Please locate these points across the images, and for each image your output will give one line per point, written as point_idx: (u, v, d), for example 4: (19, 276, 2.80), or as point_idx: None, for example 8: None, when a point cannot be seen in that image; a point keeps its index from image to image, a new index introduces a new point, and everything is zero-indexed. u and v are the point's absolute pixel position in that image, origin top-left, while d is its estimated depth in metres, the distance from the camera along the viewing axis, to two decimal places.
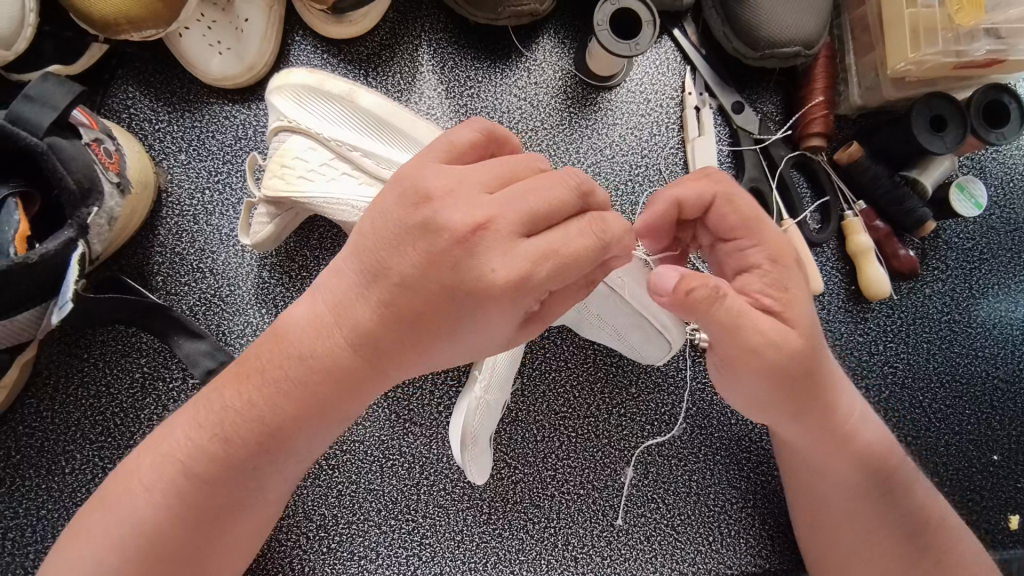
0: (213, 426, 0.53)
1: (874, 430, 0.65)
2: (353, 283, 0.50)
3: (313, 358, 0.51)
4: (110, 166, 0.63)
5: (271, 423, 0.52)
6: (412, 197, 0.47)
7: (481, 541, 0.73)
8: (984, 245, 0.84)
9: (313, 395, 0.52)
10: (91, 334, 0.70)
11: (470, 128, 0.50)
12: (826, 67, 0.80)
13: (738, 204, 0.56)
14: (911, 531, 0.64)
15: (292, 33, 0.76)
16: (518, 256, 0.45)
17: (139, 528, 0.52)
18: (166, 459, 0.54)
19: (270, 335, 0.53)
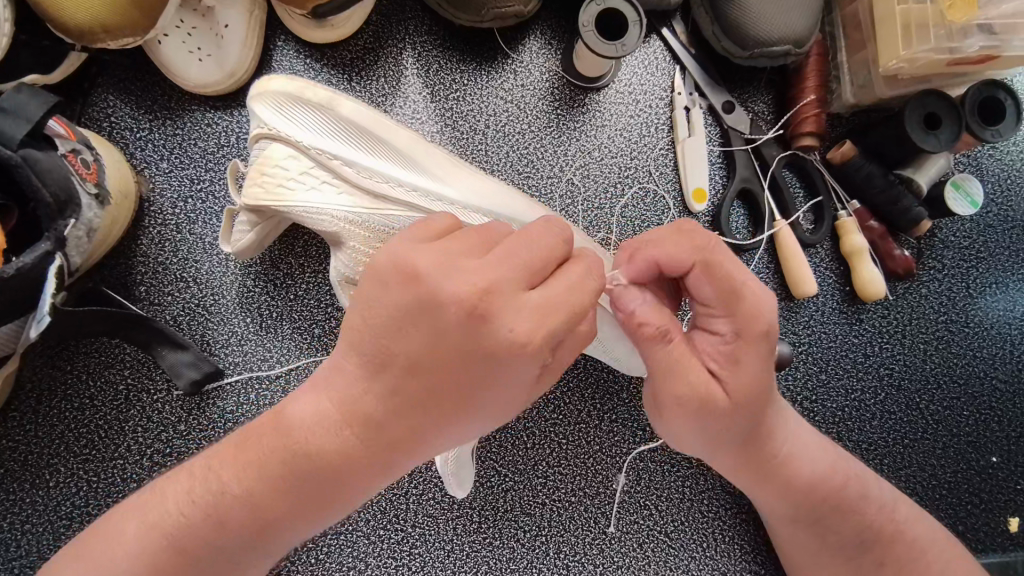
0: (206, 506, 0.51)
1: (832, 463, 0.65)
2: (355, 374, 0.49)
3: (327, 467, 0.50)
4: (87, 177, 0.62)
5: (268, 514, 0.51)
6: (411, 280, 0.46)
7: (471, 550, 0.72)
8: (982, 243, 0.83)
9: (317, 489, 0.50)
10: (73, 346, 0.70)
11: (445, 218, 0.52)
12: (818, 64, 0.78)
13: (716, 276, 0.52)
14: (856, 547, 0.66)
15: (274, 38, 0.75)
16: (527, 312, 0.46)
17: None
18: (154, 527, 0.52)
19: (272, 425, 0.51)
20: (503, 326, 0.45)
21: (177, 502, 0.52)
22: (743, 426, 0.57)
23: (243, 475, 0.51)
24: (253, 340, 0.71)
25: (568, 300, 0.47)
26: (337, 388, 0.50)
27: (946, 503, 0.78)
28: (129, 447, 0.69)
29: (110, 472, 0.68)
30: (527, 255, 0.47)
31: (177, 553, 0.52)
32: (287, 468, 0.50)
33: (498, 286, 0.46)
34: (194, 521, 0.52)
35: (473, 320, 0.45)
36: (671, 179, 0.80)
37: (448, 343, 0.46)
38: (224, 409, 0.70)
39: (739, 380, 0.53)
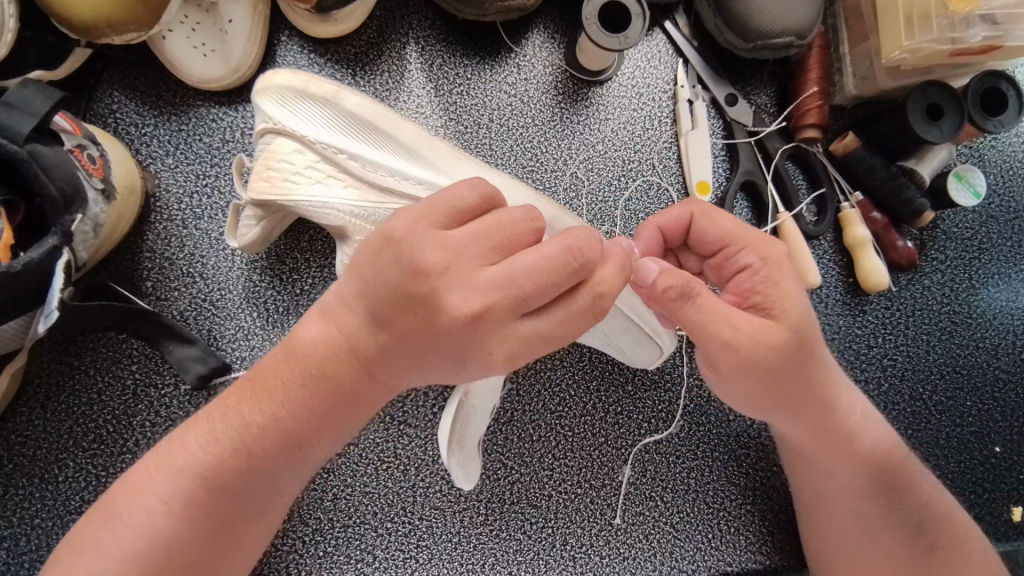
0: (233, 439, 0.54)
1: (886, 431, 0.67)
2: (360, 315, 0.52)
3: (337, 396, 0.54)
4: (93, 172, 0.62)
5: (287, 434, 0.54)
6: (412, 270, 0.48)
7: (478, 542, 0.73)
8: (984, 234, 0.83)
9: (329, 412, 0.55)
10: (81, 342, 0.70)
11: (472, 192, 0.51)
12: (820, 56, 0.79)
13: (720, 220, 0.59)
14: (911, 530, 0.64)
15: (278, 33, 0.75)
16: (513, 338, 0.49)
17: (148, 539, 0.52)
18: (183, 470, 0.53)
19: (282, 351, 0.55)
20: (490, 343, 0.49)
21: (206, 440, 0.54)
22: (816, 370, 0.59)
23: (259, 405, 0.54)
24: (260, 334, 0.71)
25: (556, 326, 0.49)
26: (346, 325, 0.53)
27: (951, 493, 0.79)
28: (136, 441, 0.69)
29: (118, 467, 0.69)
30: (533, 284, 0.47)
31: (206, 485, 0.53)
32: (303, 399, 0.54)
33: (499, 308, 0.47)
34: (222, 461, 0.53)
35: (468, 334, 0.48)
36: (675, 172, 0.80)
37: (444, 341, 0.49)
38: None
39: (798, 311, 0.56)
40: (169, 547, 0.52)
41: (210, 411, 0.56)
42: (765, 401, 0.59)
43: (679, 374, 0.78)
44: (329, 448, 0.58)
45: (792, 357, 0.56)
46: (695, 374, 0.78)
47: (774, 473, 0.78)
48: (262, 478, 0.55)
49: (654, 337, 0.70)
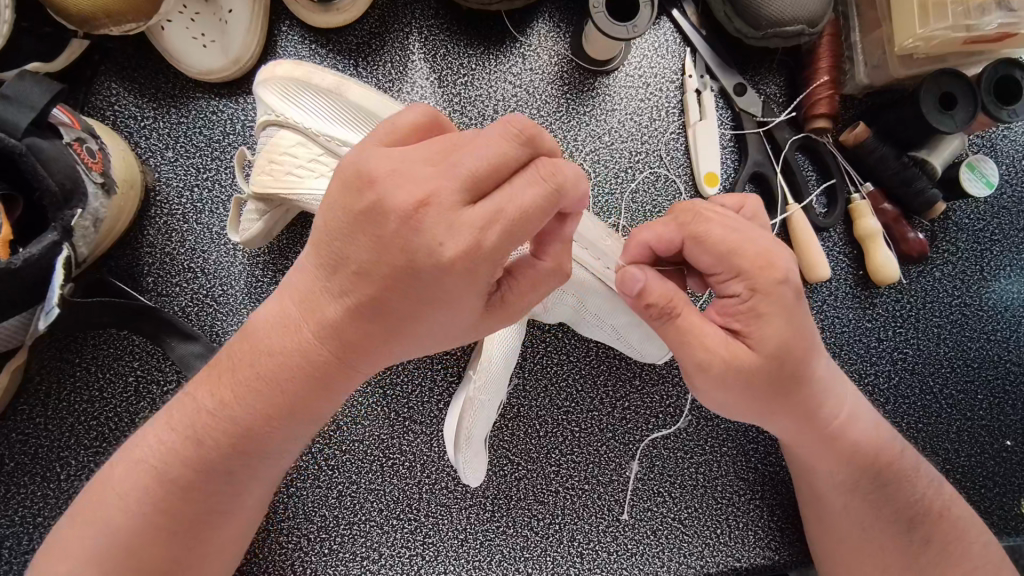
0: (185, 427, 0.53)
1: (880, 426, 0.65)
2: (316, 276, 0.49)
3: (303, 380, 0.51)
4: (93, 166, 0.61)
5: (245, 425, 0.52)
6: (355, 182, 0.44)
7: (484, 539, 0.72)
8: (996, 225, 0.82)
9: (291, 394, 0.52)
10: (82, 339, 0.69)
11: (414, 111, 0.48)
12: (831, 45, 0.77)
13: (712, 242, 0.54)
14: (904, 522, 0.63)
15: (278, 23, 0.74)
16: (465, 227, 0.42)
17: (114, 535, 0.52)
18: (143, 466, 0.53)
19: (242, 334, 0.53)
20: (435, 241, 0.43)
21: (159, 439, 0.54)
22: (805, 378, 0.57)
23: (222, 394, 0.53)
24: None
25: (512, 206, 0.42)
26: (302, 294, 0.50)
27: (961, 487, 0.78)
28: None
29: None
30: (476, 162, 0.42)
31: (158, 485, 0.53)
32: (270, 382, 0.51)
33: (440, 194, 0.42)
34: (206, 463, 0.53)
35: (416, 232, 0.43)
36: (683, 163, 0.79)
37: (397, 258, 0.43)
38: None
39: (779, 337, 0.54)
40: (127, 542, 0.52)
41: (178, 397, 0.55)
42: (748, 409, 0.59)
43: None
44: (293, 446, 0.56)
45: (773, 372, 0.55)
46: None
47: (782, 467, 0.77)
48: (234, 476, 0.54)
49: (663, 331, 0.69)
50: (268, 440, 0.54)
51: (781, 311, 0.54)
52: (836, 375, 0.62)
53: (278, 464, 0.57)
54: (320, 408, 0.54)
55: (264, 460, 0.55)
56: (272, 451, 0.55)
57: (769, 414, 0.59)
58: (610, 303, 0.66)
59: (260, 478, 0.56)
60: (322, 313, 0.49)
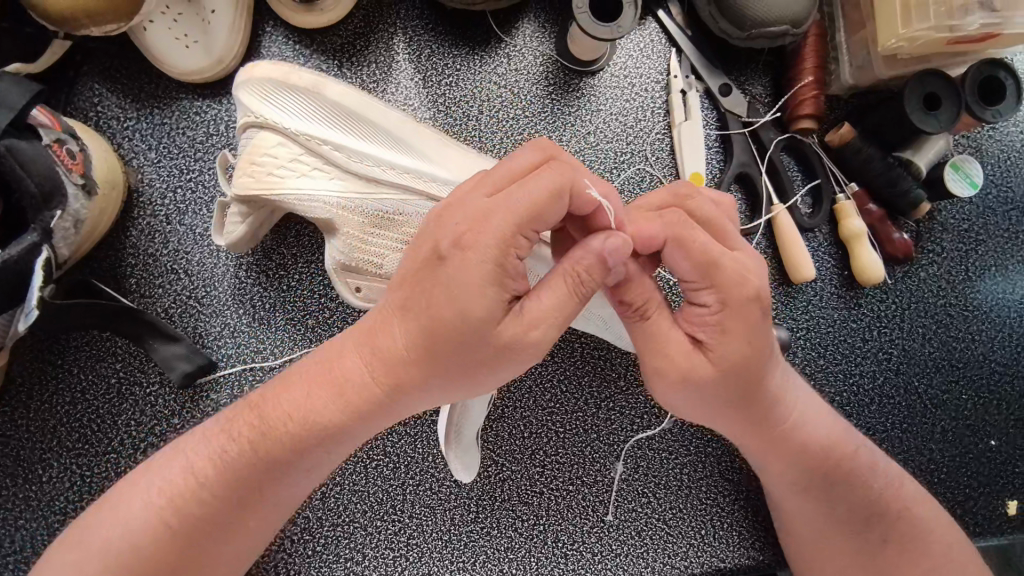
0: (227, 439, 0.54)
1: (850, 437, 0.64)
2: (379, 314, 0.51)
3: (343, 406, 0.52)
4: (74, 168, 0.61)
5: (279, 449, 0.53)
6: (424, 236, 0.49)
7: (469, 540, 0.72)
8: (981, 225, 0.82)
9: (335, 424, 0.52)
10: (64, 340, 0.69)
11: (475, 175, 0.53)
12: (815, 45, 0.77)
13: (693, 249, 0.51)
14: (869, 532, 0.63)
15: (263, 24, 0.74)
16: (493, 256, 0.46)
17: (131, 535, 0.52)
18: (170, 478, 0.53)
19: (303, 364, 0.55)
20: (468, 270, 0.46)
21: (199, 445, 0.55)
22: (752, 395, 0.55)
23: (265, 415, 0.53)
24: (247, 331, 0.71)
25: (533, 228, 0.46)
26: (365, 330, 0.51)
27: (945, 487, 0.78)
28: (122, 441, 0.68)
29: (103, 466, 0.68)
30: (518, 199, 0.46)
31: (188, 489, 0.53)
32: (309, 401, 0.52)
33: (477, 231, 0.47)
34: (233, 457, 0.53)
35: (445, 244, 0.47)
36: (667, 164, 0.79)
37: (427, 268, 0.47)
38: (218, 401, 0.70)
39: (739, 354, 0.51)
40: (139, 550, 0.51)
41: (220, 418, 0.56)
42: (712, 417, 0.57)
43: None
44: (319, 471, 0.56)
45: (720, 389, 0.53)
46: None
47: None
48: (263, 480, 0.54)
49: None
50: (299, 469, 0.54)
51: (745, 324, 0.51)
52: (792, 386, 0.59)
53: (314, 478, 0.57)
54: (357, 435, 0.54)
55: (290, 474, 0.54)
56: (304, 470, 0.55)
57: (725, 420, 0.58)
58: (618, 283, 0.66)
59: (287, 492, 0.56)
60: (372, 336, 0.51)
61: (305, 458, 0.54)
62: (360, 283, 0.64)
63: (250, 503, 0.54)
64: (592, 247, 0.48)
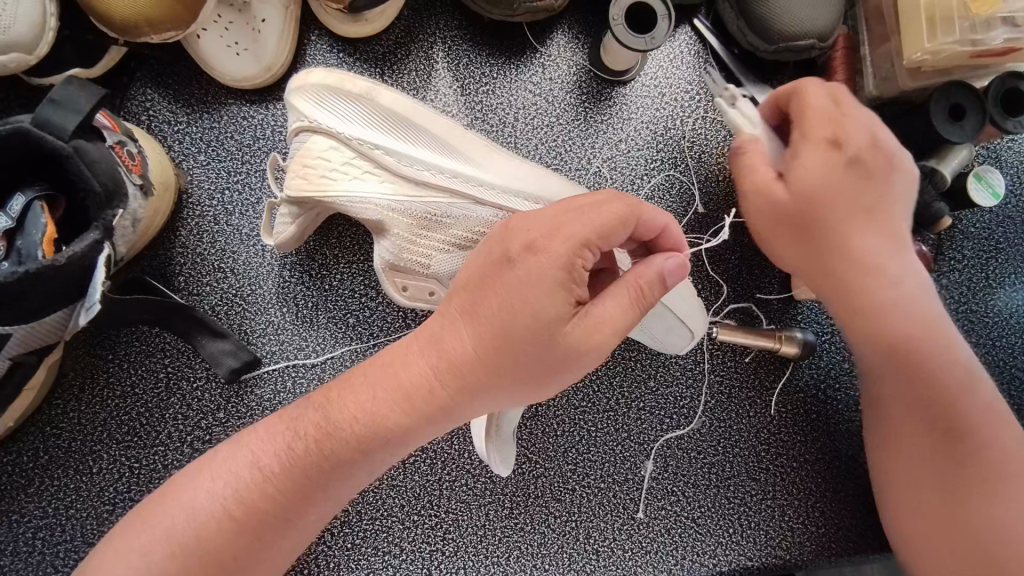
0: (295, 434, 0.55)
1: (902, 320, 0.60)
2: (449, 317, 0.55)
3: (410, 411, 0.54)
4: (133, 168, 0.64)
5: (340, 446, 0.55)
6: (495, 242, 0.54)
7: (503, 535, 0.74)
8: (1001, 234, 0.84)
9: (399, 423, 0.55)
10: (114, 336, 0.71)
11: None
12: (843, 59, 0.81)
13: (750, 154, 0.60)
14: (933, 426, 0.59)
15: (308, 33, 0.77)
16: (556, 258, 0.51)
17: (201, 525, 0.53)
18: (237, 473, 0.55)
19: (373, 365, 0.57)
20: (529, 270, 0.52)
21: (267, 430, 0.57)
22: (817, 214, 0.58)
23: (327, 414, 0.55)
24: (290, 330, 0.73)
25: (596, 236, 0.52)
26: (433, 335, 0.55)
27: None
28: (169, 434, 0.70)
29: (152, 459, 0.70)
30: (588, 223, 0.52)
31: (259, 479, 0.55)
32: (374, 404, 0.55)
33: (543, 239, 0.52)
34: (301, 452, 0.55)
35: (514, 248, 0.53)
36: (697, 171, 0.81)
37: (495, 271, 0.53)
38: (262, 397, 0.72)
39: (819, 174, 0.57)
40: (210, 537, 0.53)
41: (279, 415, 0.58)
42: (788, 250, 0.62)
43: (701, 370, 0.78)
44: (379, 468, 0.58)
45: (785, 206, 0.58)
46: (718, 370, 0.79)
47: (795, 467, 0.78)
48: (326, 478, 0.55)
49: (685, 322, 0.71)
50: (359, 469, 0.56)
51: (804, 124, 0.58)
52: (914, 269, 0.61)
53: (372, 477, 0.58)
54: (421, 437, 0.57)
55: (354, 474, 0.56)
56: (366, 472, 0.57)
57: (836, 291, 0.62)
58: None
59: (345, 488, 0.57)
60: (440, 342, 0.54)
61: (369, 460, 0.55)
62: (407, 282, 0.68)
63: (311, 500, 0.55)
64: (656, 264, 0.53)
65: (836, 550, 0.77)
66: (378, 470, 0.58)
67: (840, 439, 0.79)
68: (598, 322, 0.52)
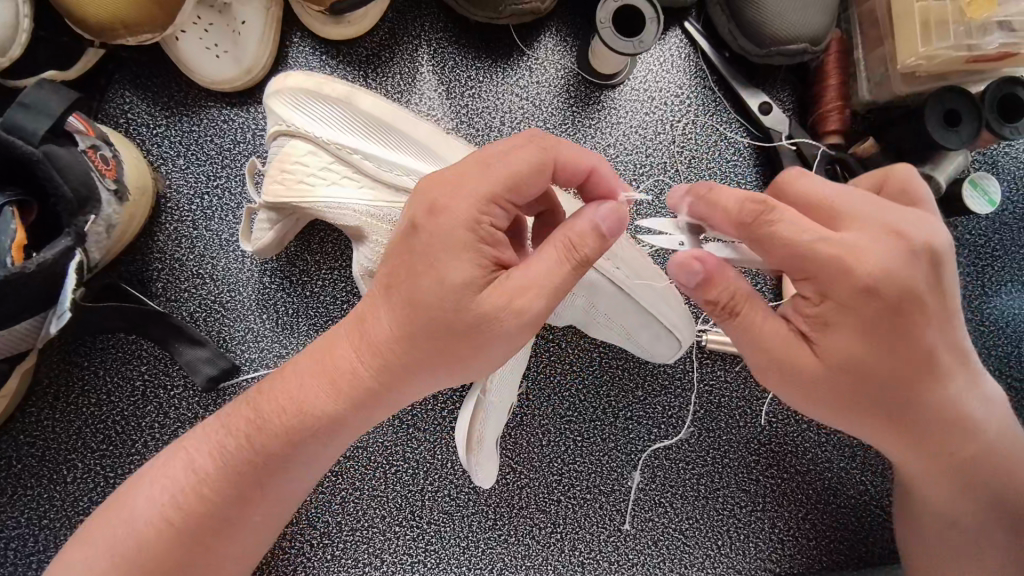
0: (234, 426, 0.55)
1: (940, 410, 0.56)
2: (371, 295, 0.52)
3: (336, 395, 0.53)
4: (107, 173, 0.63)
5: (271, 437, 0.54)
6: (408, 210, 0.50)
7: (486, 547, 0.73)
8: (997, 241, 0.82)
9: (326, 411, 0.53)
10: (90, 343, 0.70)
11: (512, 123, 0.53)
12: (836, 62, 0.79)
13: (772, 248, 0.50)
14: (962, 471, 0.60)
15: (291, 34, 0.75)
16: (461, 215, 0.47)
17: (144, 530, 0.53)
18: (187, 468, 0.54)
19: (309, 354, 0.55)
20: (436, 231, 0.48)
21: (206, 433, 0.56)
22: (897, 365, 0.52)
23: (259, 405, 0.54)
24: (271, 337, 0.71)
25: (504, 185, 0.48)
26: (357, 318, 0.53)
27: None
28: (146, 443, 0.69)
29: (127, 468, 0.69)
30: (496, 173, 0.48)
31: (193, 481, 0.54)
32: (303, 390, 0.54)
33: (451, 194, 0.48)
34: (230, 449, 0.54)
35: (418, 212, 0.48)
36: (686, 177, 0.80)
37: (405, 239, 0.49)
38: None
39: (853, 349, 0.51)
40: (136, 547, 0.52)
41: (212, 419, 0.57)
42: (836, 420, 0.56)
43: (690, 379, 0.77)
44: (322, 459, 0.57)
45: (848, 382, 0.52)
46: (706, 379, 0.77)
47: (785, 478, 0.77)
48: (259, 476, 0.54)
49: (673, 330, 0.69)
50: (297, 462, 0.55)
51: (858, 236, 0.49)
52: (952, 321, 0.53)
53: (314, 472, 0.57)
54: (353, 427, 0.55)
55: (288, 466, 0.55)
56: (300, 464, 0.55)
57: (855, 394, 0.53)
58: (620, 297, 0.67)
59: (291, 484, 0.56)
60: (364, 326, 0.52)
61: (304, 449, 0.54)
62: None
63: (249, 500, 0.55)
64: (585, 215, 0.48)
65: (826, 563, 0.75)
66: (322, 462, 0.57)
67: (832, 449, 0.78)
68: (520, 283, 0.47)
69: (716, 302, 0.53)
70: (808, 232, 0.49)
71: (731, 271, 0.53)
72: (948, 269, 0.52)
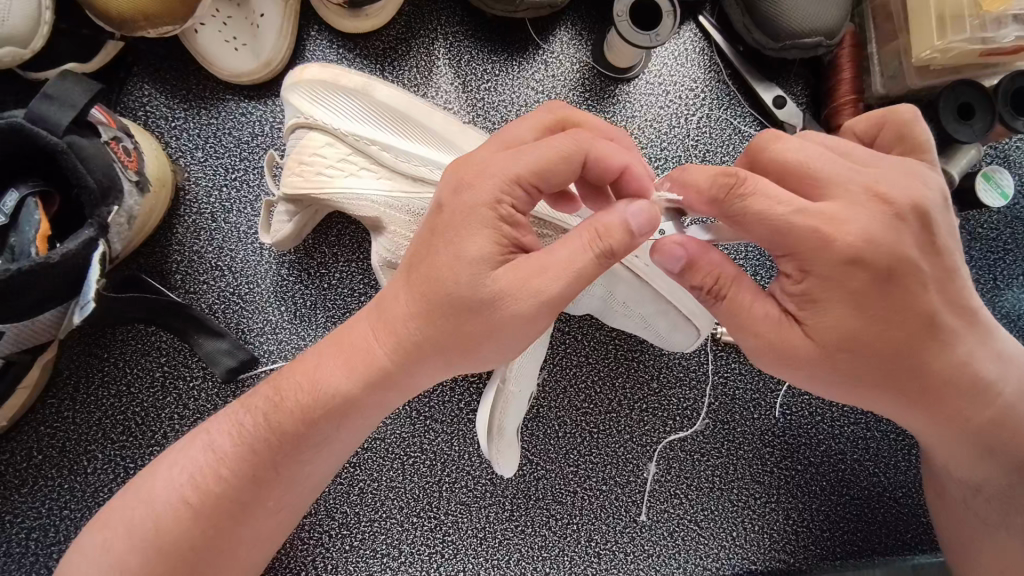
0: (257, 407, 0.55)
1: (946, 375, 0.54)
2: (393, 282, 0.53)
3: (350, 373, 0.53)
4: (129, 165, 0.63)
5: (294, 423, 0.54)
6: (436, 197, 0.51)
7: (503, 538, 0.73)
8: (1009, 235, 0.83)
9: (344, 395, 0.53)
10: (110, 334, 0.70)
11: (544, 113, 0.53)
12: (850, 56, 0.79)
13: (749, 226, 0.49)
14: (989, 444, 0.60)
15: (308, 28, 0.76)
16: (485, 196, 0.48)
17: (166, 515, 0.53)
18: (209, 453, 0.54)
19: (333, 341, 0.55)
20: (461, 214, 0.48)
21: (229, 417, 0.56)
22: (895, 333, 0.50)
23: (281, 393, 0.55)
24: (289, 329, 0.72)
25: (532, 172, 0.48)
26: (378, 303, 0.53)
27: None
28: (165, 434, 0.70)
29: (147, 459, 0.69)
30: (525, 161, 0.48)
31: (214, 466, 0.54)
32: (321, 371, 0.54)
33: (479, 180, 0.48)
34: (250, 429, 0.54)
35: (445, 195, 0.50)
36: None
37: (431, 224, 0.50)
38: None
39: (845, 326, 0.49)
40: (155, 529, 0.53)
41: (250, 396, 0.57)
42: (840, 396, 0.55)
43: (704, 371, 0.77)
44: (343, 445, 0.57)
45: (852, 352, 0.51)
46: (721, 371, 0.78)
47: (800, 469, 0.77)
48: (277, 458, 0.54)
49: (690, 319, 0.70)
50: (318, 447, 0.55)
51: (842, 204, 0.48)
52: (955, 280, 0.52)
53: (335, 456, 0.58)
54: (370, 411, 0.55)
55: (304, 448, 0.55)
56: (315, 446, 0.55)
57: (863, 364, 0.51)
58: (634, 286, 0.69)
59: (312, 469, 0.57)
60: (383, 309, 0.52)
61: (322, 433, 0.54)
62: None
63: (265, 483, 0.54)
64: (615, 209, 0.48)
65: (840, 554, 0.76)
66: (342, 446, 0.58)
67: (846, 441, 0.78)
68: (537, 269, 0.47)
69: (700, 285, 0.53)
70: (782, 205, 0.47)
71: (714, 252, 0.52)
72: (941, 229, 0.50)
